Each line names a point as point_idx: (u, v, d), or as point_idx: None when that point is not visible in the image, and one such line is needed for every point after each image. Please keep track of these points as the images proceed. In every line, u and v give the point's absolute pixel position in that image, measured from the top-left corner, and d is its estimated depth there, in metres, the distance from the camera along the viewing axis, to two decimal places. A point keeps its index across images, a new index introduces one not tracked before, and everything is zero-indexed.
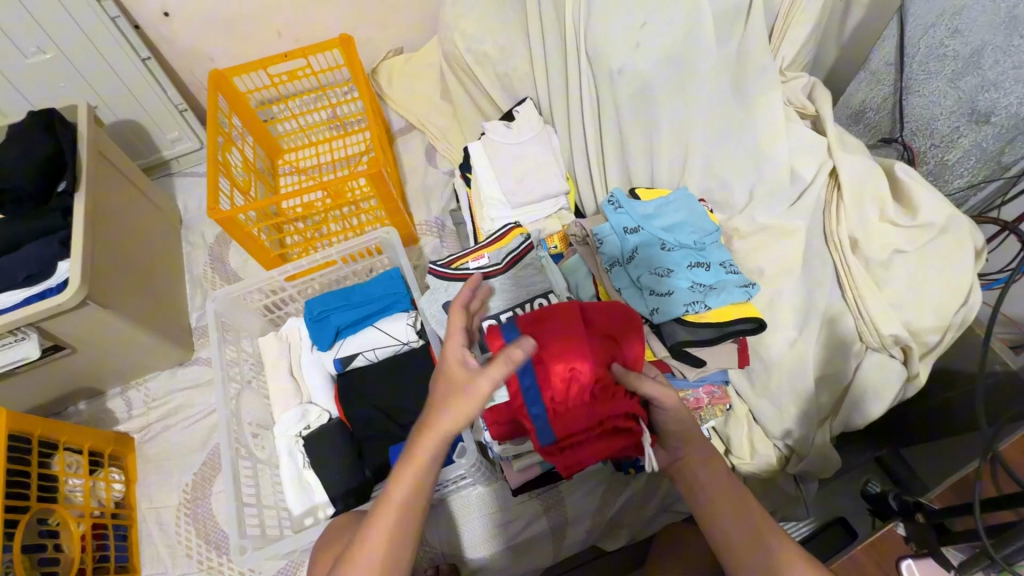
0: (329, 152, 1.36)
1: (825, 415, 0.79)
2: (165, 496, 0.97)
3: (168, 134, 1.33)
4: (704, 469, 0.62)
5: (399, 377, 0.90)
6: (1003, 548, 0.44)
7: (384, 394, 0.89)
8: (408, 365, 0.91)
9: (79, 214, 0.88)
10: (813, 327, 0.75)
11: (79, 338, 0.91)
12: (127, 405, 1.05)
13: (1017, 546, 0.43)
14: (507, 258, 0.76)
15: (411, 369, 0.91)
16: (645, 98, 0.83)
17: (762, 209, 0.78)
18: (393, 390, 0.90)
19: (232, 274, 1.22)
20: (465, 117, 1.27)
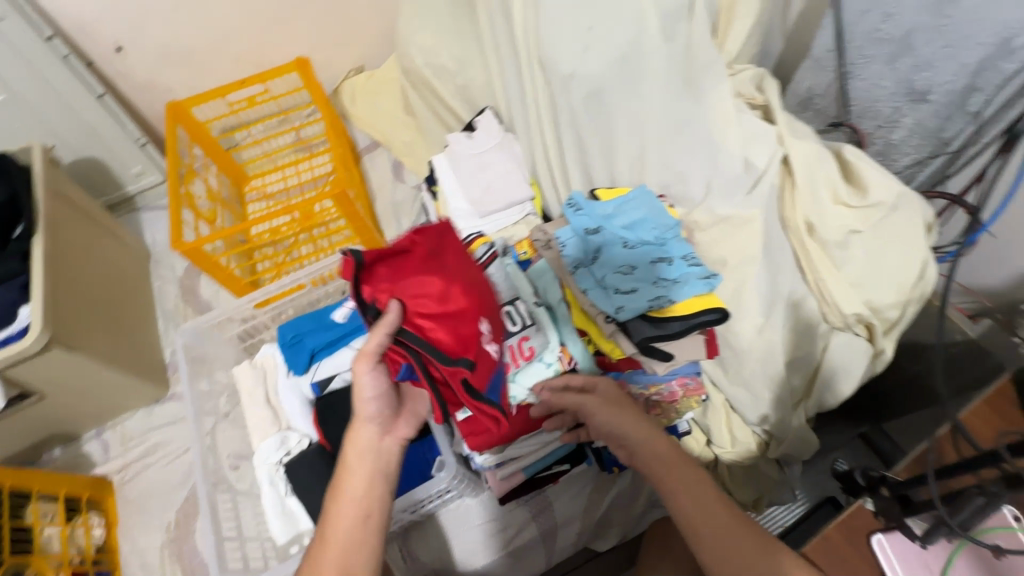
0: (295, 175, 1.35)
1: (799, 398, 0.81)
2: (148, 537, 0.95)
3: (130, 169, 1.31)
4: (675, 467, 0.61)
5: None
6: (958, 515, 0.47)
7: None
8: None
9: (39, 258, 0.87)
10: (779, 312, 0.76)
11: (48, 383, 0.89)
12: (103, 448, 1.03)
13: (970, 511, 0.47)
14: None
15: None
16: (599, 100, 0.84)
17: (720, 200, 0.79)
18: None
19: (204, 305, 1.21)
20: (429, 130, 1.27)
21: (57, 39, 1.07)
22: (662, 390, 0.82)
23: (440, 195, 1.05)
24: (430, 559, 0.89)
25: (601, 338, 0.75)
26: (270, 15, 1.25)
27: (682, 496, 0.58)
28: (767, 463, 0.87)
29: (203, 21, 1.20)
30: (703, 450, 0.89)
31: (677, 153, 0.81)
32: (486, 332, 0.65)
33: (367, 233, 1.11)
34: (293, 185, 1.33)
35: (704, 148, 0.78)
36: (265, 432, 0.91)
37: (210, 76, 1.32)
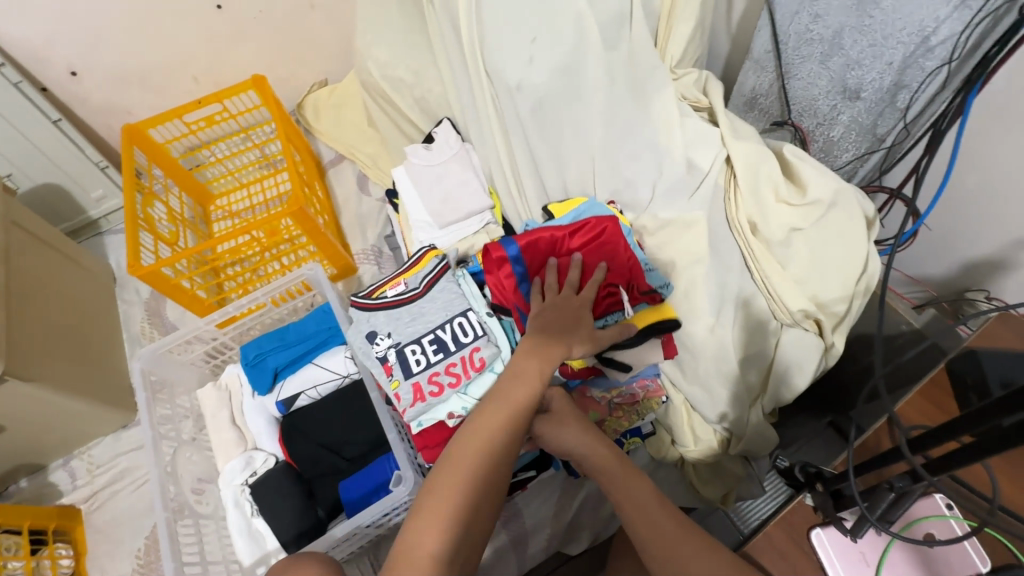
0: (259, 193, 1.35)
1: (756, 394, 0.82)
2: (118, 564, 0.94)
3: (92, 193, 1.30)
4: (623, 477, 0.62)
5: (339, 412, 0.89)
6: (877, 509, 0.51)
7: (327, 431, 0.88)
8: (348, 398, 0.90)
9: None
10: (730, 311, 0.78)
11: (6, 415, 0.88)
12: (71, 476, 1.02)
13: (885, 505, 0.51)
14: (423, 282, 0.76)
15: (352, 402, 0.90)
16: (547, 108, 0.85)
17: (666, 203, 0.80)
18: (334, 425, 0.88)
19: (171, 327, 1.20)
20: (391, 141, 1.28)
21: (7, 66, 1.06)
22: (623, 392, 0.86)
23: (403, 207, 1.06)
24: None
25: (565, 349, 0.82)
26: (226, 33, 1.25)
27: (629, 507, 0.60)
28: (731, 461, 0.87)
29: (157, 42, 1.20)
30: (669, 450, 0.91)
31: (624, 158, 0.83)
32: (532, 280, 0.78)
33: (330, 248, 1.11)
34: (258, 202, 1.33)
35: (649, 152, 0.79)
36: (230, 453, 0.91)
37: (170, 96, 1.31)
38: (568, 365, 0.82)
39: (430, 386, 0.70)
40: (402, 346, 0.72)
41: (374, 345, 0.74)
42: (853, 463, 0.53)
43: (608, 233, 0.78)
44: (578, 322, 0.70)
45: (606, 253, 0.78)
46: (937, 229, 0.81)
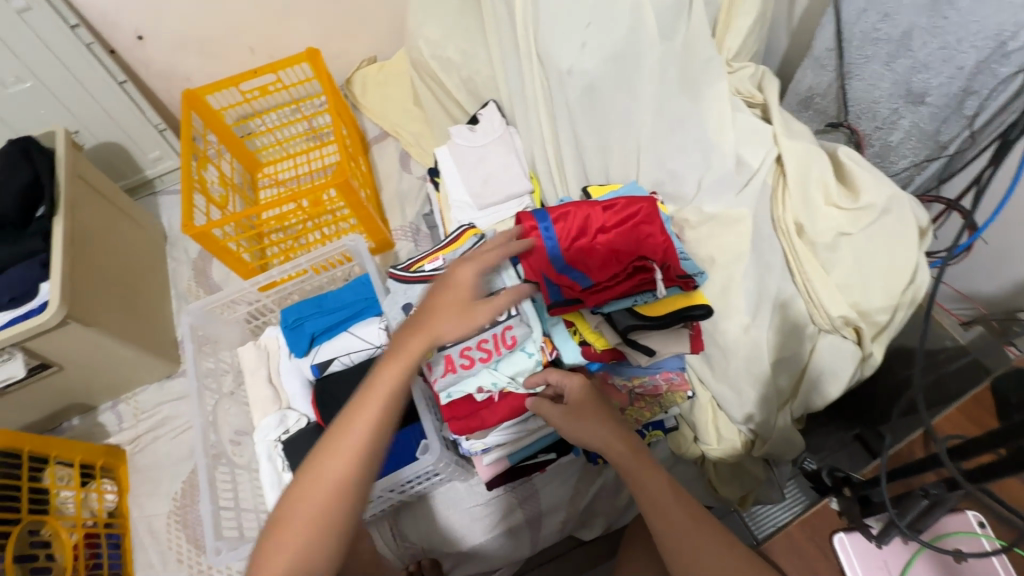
0: (306, 163, 1.39)
1: (785, 398, 0.81)
2: (156, 504, 1.00)
3: (149, 154, 1.36)
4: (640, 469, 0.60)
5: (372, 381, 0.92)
6: (908, 515, 0.51)
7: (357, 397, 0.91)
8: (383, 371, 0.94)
9: (58, 236, 0.92)
10: (766, 313, 0.77)
11: (65, 356, 0.95)
12: (117, 419, 1.09)
13: (918, 512, 0.51)
14: (462, 258, 0.77)
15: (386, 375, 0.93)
16: (596, 96, 0.84)
17: (709, 198, 0.79)
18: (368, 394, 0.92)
19: (215, 287, 1.25)
20: (436, 121, 1.29)
21: (80, 27, 1.12)
22: (646, 382, 0.77)
23: (442, 185, 1.07)
24: (421, 537, 0.93)
25: (587, 327, 0.73)
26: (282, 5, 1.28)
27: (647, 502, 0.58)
28: (752, 462, 0.87)
29: (219, 11, 1.24)
30: (691, 446, 0.91)
31: (670, 151, 0.82)
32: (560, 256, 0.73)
33: (371, 222, 1.14)
34: (303, 173, 1.37)
35: (695, 145, 0.78)
36: (266, 409, 0.95)
37: (227, 65, 1.36)
38: (590, 346, 0.73)
39: (462, 359, 0.70)
40: None
41: None
42: (883, 469, 0.54)
43: (642, 213, 0.74)
44: (466, 312, 0.63)
45: (641, 233, 0.73)
46: (994, 245, 0.78)
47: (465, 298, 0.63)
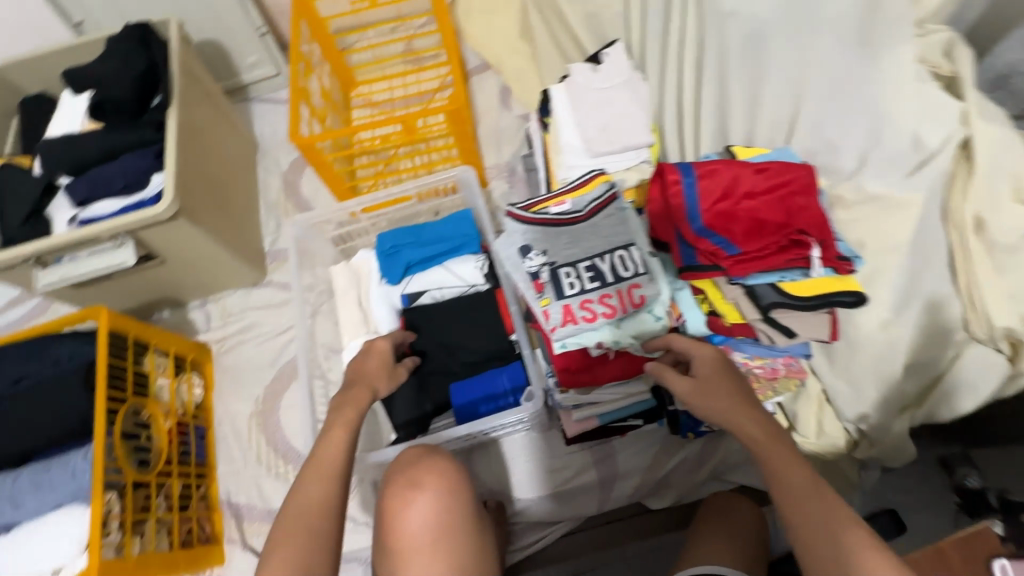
0: (402, 87, 1.32)
1: (908, 403, 0.75)
2: (239, 404, 1.03)
3: (248, 58, 1.33)
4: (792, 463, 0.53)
5: (462, 318, 0.90)
6: None
7: (448, 333, 0.90)
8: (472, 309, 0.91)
9: (172, 128, 0.91)
10: (912, 311, 0.70)
11: (169, 250, 0.96)
12: (206, 317, 1.12)
13: None
14: (588, 207, 0.73)
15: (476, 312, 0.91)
16: (759, 45, 0.75)
17: (873, 176, 0.71)
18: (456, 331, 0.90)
19: (304, 202, 1.24)
20: (544, 58, 1.19)
21: None
22: (766, 364, 0.72)
23: (553, 125, 1.01)
24: (489, 478, 0.93)
25: (719, 297, 0.69)
26: None
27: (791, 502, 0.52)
28: (848, 463, 0.84)
29: None
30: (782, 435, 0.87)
31: (834, 117, 0.73)
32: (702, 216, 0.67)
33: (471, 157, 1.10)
34: (399, 97, 1.32)
35: (868, 116, 0.70)
36: (356, 332, 0.95)
37: None
38: (720, 318, 0.70)
39: (582, 311, 0.68)
40: (557, 265, 0.70)
41: (527, 259, 0.71)
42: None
43: (798, 183, 0.66)
44: (383, 370, 0.77)
45: (795, 204, 0.65)
46: None
47: (383, 371, 0.77)
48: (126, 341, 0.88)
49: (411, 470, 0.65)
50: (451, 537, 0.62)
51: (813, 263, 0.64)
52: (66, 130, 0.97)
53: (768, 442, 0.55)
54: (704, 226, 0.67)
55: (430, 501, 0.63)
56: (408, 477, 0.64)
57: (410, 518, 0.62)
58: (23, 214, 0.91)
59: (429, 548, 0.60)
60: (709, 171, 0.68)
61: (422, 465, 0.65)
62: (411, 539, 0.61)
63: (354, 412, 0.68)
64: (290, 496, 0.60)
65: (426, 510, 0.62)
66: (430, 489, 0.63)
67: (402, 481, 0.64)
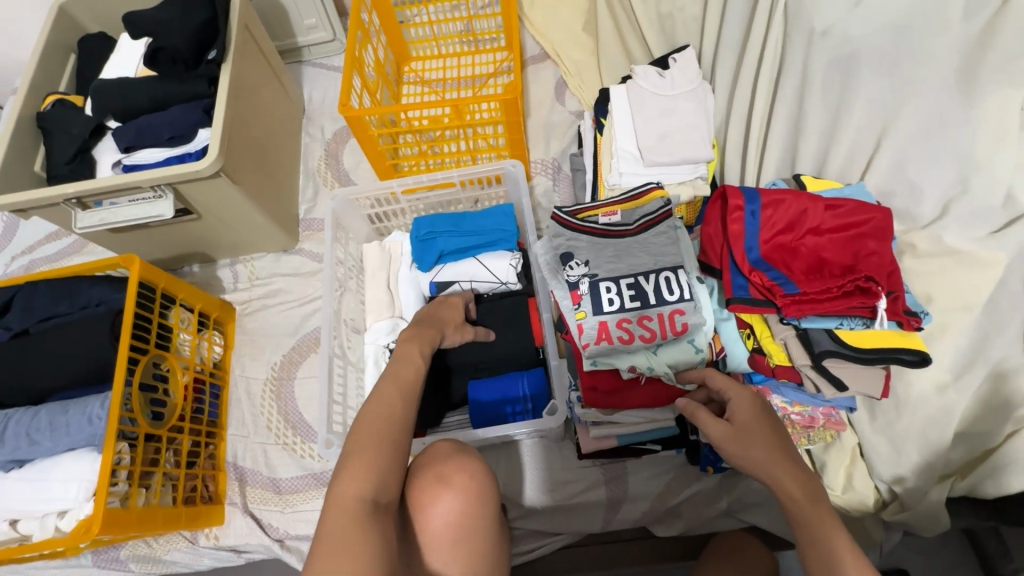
0: (457, 68, 1.30)
1: (951, 472, 0.70)
2: (256, 369, 1.03)
3: (305, 21, 1.31)
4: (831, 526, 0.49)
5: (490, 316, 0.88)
6: None
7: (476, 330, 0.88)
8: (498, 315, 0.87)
9: (223, 84, 0.90)
10: (974, 378, 0.65)
11: (206, 206, 0.95)
12: (233, 277, 1.11)
13: None
14: (639, 222, 0.70)
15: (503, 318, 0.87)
16: (848, 72, 0.70)
17: (953, 228, 0.66)
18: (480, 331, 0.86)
19: (343, 174, 1.22)
20: (608, 54, 1.14)
21: None
22: (805, 411, 0.68)
23: (609, 127, 0.97)
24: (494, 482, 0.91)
25: (766, 335, 0.65)
26: None
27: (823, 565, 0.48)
28: (875, 525, 0.78)
29: None
30: None
31: (919, 161, 0.68)
32: (761, 247, 0.64)
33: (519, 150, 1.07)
34: (452, 78, 1.29)
35: (955, 161, 0.64)
36: (380, 314, 0.92)
37: None
38: (765, 357, 0.66)
39: (619, 331, 0.65)
40: (598, 279, 0.67)
41: (567, 268, 0.68)
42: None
43: (874, 225, 0.61)
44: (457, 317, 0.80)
45: (865, 248, 0.61)
46: None
47: (454, 321, 0.79)
48: (154, 293, 0.88)
49: (441, 464, 0.63)
50: (470, 542, 0.60)
51: (878, 314, 0.59)
52: (120, 74, 0.96)
53: (808, 502, 0.50)
54: (761, 258, 0.64)
55: (457, 502, 0.60)
56: (438, 472, 0.62)
57: (434, 514, 0.60)
58: (70, 154, 0.91)
59: (449, 546, 0.59)
60: (775, 201, 0.64)
61: (454, 462, 0.63)
62: (434, 534, 0.59)
63: (421, 348, 0.68)
64: (368, 408, 0.59)
65: (452, 509, 0.60)
66: (460, 489, 0.61)
67: (431, 475, 0.62)
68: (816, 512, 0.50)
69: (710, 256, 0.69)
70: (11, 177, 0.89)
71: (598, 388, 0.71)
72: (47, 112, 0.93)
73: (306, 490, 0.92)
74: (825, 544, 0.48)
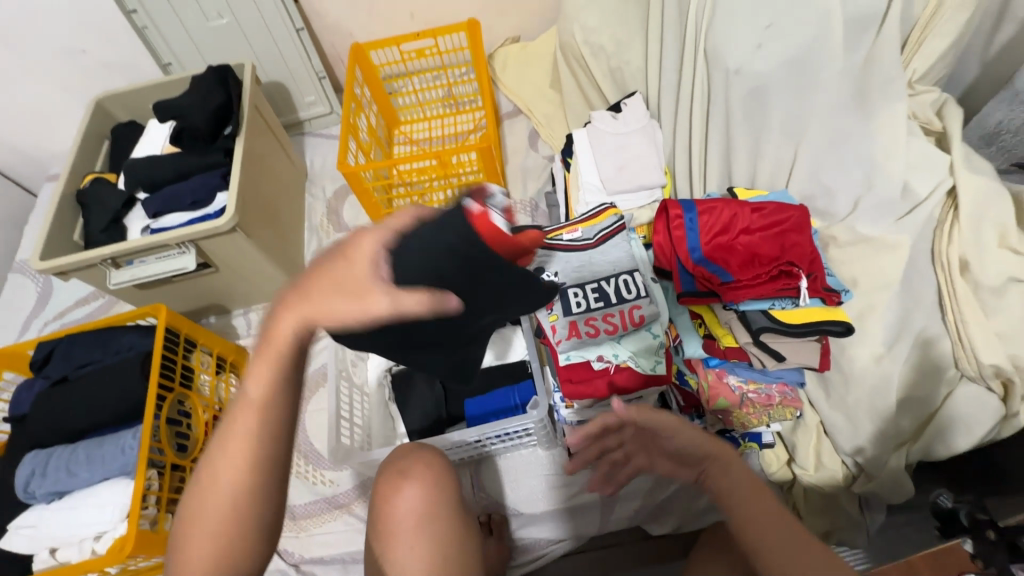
0: (440, 127, 1.47)
1: (904, 440, 0.77)
2: None
3: (306, 98, 1.50)
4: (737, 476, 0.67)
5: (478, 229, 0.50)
6: None
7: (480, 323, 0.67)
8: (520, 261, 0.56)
9: (237, 153, 1.04)
10: (904, 347, 0.74)
11: (223, 260, 1.07)
12: (247, 325, 1.22)
13: None
14: (598, 235, 0.81)
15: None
16: (759, 100, 0.83)
17: (865, 220, 0.77)
18: (411, 274, 0.48)
19: (343, 226, 1.36)
20: (572, 104, 1.32)
21: None
22: (760, 389, 0.76)
23: (574, 165, 1.11)
24: (494, 492, 0.96)
25: (715, 323, 0.76)
26: None
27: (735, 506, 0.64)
28: (849, 500, 0.84)
29: None
30: (783, 468, 0.87)
31: (829, 166, 0.80)
32: (702, 247, 0.74)
33: None
34: (437, 136, 1.46)
35: (860, 165, 0.77)
36: None
37: (387, 26, 1.45)
38: (715, 341, 0.76)
39: (586, 327, 0.75)
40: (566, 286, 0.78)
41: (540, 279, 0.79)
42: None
43: (792, 221, 0.72)
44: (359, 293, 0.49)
45: (788, 241, 0.72)
46: None
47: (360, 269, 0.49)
48: (178, 338, 0.98)
49: (402, 461, 0.72)
50: (434, 524, 0.67)
51: (801, 292, 0.70)
52: (148, 152, 1.12)
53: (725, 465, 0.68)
54: (703, 257, 0.74)
55: (417, 489, 0.69)
56: (399, 468, 0.71)
57: (399, 503, 0.68)
58: (104, 223, 1.05)
59: (416, 528, 0.66)
60: (708, 208, 0.76)
61: (413, 458, 0.72)
62: (401, 520, 0.67)
63: (270, 369, 0.54)
64: (194, 495, 0.56)
65: (413, 496, 0.68)
66: (415, 479, 0.69)
67: (393, 471, 0.71)
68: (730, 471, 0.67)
69: (659, 260, 0.79)
70: (54, 245, 1.02)
71: (574, 379, 0.76)
72: (86, 188, 1.08)
73: (319, 514, 0.98)
74: (739, 491, 0.65)
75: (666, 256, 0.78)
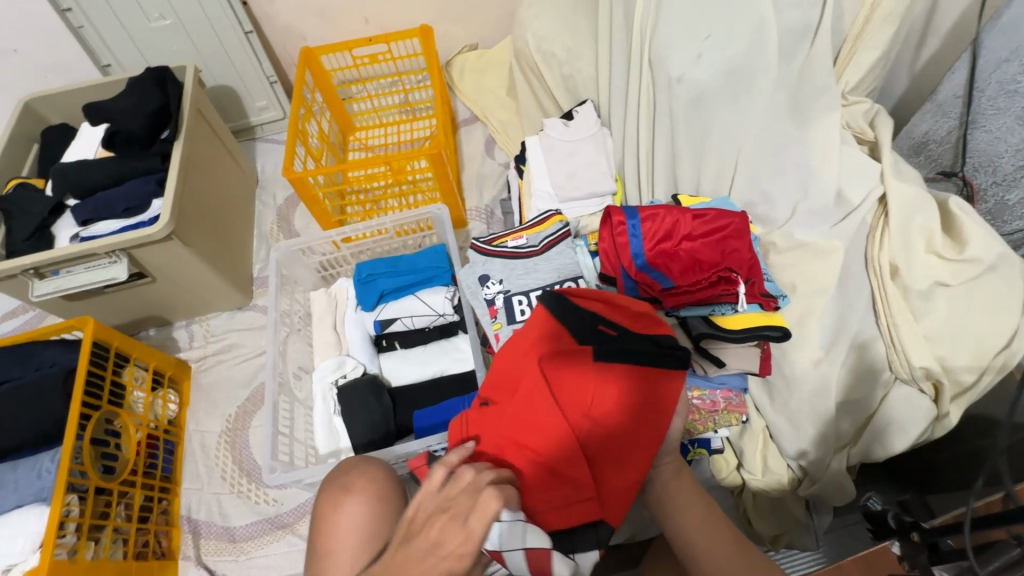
0: (396, 134, 1.45)
1: (844, 442, 0.78)
2: (211, 422, 1.06)
3: (257, 103, 1.46)
4: (677, 478, 0.67)
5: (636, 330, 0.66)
6: (989, 565, 0.46)
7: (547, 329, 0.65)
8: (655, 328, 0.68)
9: (173, 159, 1.00)
10: (841, 350, 0.75)
11: (159, 269, 1.02)
12: (189, 337, 1.17)
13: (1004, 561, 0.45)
14: (544, 243, 0.79)
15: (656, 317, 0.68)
16: (700, 109, 0.85)
17: (802, 225, 0.79)
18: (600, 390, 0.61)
19: (294, 233, 1.31)
20: (527, 112, 1.32)
21: None
22: (704, 395, 0.76)
23: (526, 173, 1.10)
24: None
25: None
26: None
27: (674, 507, 0.66)
28: (795, 501, 0.84)
29: None
30: (731, 474, 0.88)
31: (768, 173, 0.82)
32: (645, 254, 0.75)
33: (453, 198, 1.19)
34: (393, 142, 1.43)
35: (798, 172, 0.79)
36: (328, 354, 0.99)
37: (341, 31, 1.43)
38: None
39: None
40: (510, 294, 0.77)
41: (485, 287, 0.79)
42: (968, 516, 0.49)
43: (732, 228, 0.73)
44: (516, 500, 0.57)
45: (727, 247, 0.73)
46: None
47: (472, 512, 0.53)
48: (107, 353, 0.93)
49: (344, 477, 0.69)
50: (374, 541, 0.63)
51: (739, 299, 0.71)
52: (80, 156, 1.06)
53: (670, 472, 0.67)
54: (646, 264, 0.75)
55: (359, 503, 0.65)
56: (342, 483, 0.68)
57: (341, 520, 0.64)
58: (29, 230, 0.99)
59: (355, 546, 0.62)
60: (650, 214, 0.76)
61: (355, 471, 0.69)
62: (338, 539, 0.63)
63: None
64: None
65: (354, 513, 0.64)
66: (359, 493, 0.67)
67: (335, 486, 0.68)
68: (670, 474, 0.67)
69: (604, 267, 0.79)
70: None
71: None
72: (9, 194, 1.01)
73: (260, 536, 0.94)
74: (678, 497, 0.66)
75: (612, 263, 0.78)
